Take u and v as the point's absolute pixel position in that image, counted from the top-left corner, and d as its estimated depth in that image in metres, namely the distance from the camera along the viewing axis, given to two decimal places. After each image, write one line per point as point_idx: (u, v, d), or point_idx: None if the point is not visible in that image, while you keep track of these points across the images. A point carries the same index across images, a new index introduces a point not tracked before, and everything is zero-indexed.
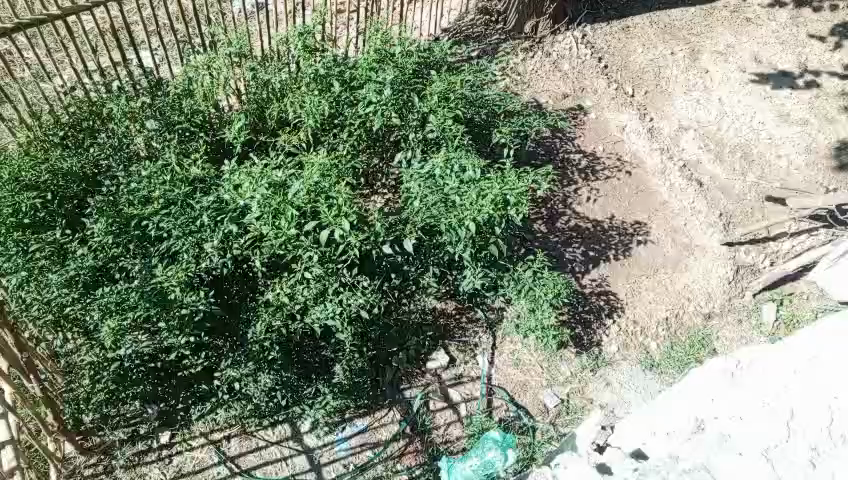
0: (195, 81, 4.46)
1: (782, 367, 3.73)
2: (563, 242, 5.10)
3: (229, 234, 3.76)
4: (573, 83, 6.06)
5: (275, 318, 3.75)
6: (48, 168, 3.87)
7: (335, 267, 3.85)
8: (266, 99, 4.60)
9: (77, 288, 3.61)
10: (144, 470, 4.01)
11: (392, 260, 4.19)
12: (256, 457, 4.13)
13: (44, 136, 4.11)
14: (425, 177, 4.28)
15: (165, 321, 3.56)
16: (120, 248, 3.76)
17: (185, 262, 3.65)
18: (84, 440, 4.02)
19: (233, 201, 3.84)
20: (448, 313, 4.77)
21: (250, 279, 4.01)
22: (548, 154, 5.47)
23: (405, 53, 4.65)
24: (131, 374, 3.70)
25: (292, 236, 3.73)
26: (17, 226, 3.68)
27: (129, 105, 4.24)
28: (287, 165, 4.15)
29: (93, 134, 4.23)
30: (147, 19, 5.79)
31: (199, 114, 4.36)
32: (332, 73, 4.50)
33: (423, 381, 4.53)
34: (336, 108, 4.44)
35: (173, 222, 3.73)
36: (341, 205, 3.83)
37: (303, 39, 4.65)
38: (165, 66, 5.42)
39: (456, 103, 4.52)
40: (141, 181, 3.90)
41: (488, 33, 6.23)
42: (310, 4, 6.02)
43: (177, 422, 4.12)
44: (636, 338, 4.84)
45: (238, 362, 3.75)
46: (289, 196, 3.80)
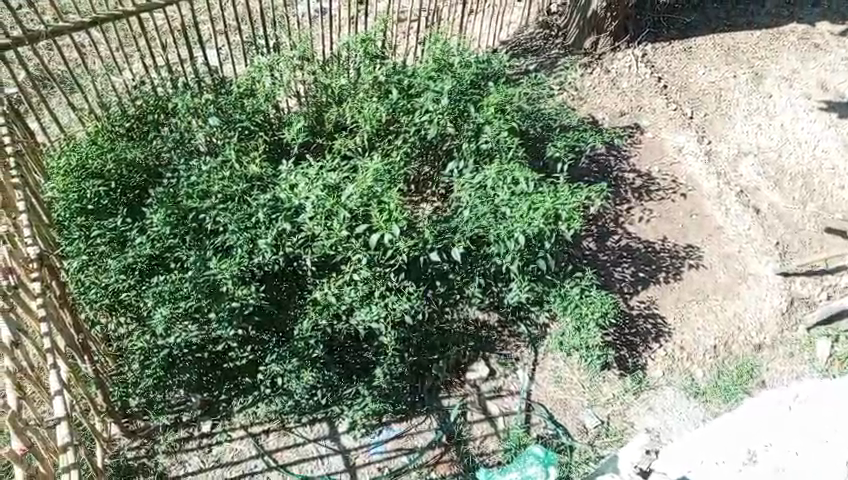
0: (258, 81, 4.57)
1: (821, 409, 4.52)
2: (612, 261, 5.04)
3: (282, 232, 3.84)
4: (631, 101, 5.99)
5: (321, 317, 3.83)
6: (113, 157, 4.00)
7: (383, 271, 3.89)
8: (326, 103, 4.66)
9: (133, 275, 3.74)
10: (184, 457, 4.10)
11: (438, 267, 4.12)
12: (292, 453, 4.17)
13: (112, 126, 4.27)
14: (476, 187, 4.30)
15: (216, 311, 3.68)
16: (176, 239, 3.81)
17: (238, 257, 3.73)
18: (129, 423, 4.14)
19: (288, 200, 3.91)
20: (490, 326, 4.69)
21: (300, 277, 3.98)
22: (602, 172, 5.40)
23: (464, 64, 4.66)
24: (178, 361, 3.84)
25: (343, 238, 3.82)
26: (80, 212, 3.83)
27: (194, 101, 4.38)
28: (342, 168, 4.21)
29: (157, 127, 4.35)
30: (216, 18, 5.96)
31: (260, 114, 4.43)
32: (391, 80, 4.58)
33: (461, 391, 4.52)
34: (393, 115, 4.51)
35: (230, 216, 3.83)
36: (393, 210, 3.88)
37: (365, 46, 4.71)
38: (230, 65, 5.57)
39: (512, 115, 4.52)
40: (201, 175, 3.99)
41: (546, 46, 6.33)
42: (372, 11, 6.09)
43: (218, 413, 4.22)
44: (682, 364, 4.75)
45: (282, 358, 3.82)
46: (343, 198, 3.88)
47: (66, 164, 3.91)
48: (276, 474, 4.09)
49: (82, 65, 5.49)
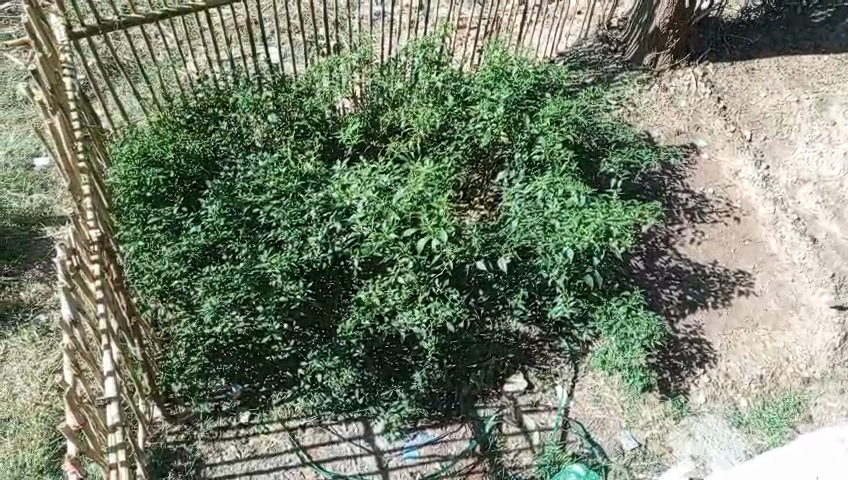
0: (318, 82, 4.65)
1: None
2: (660, 282, 4.95)
3: (333, 230, 3.91)
4: (688, 119, 5.88)
5: (364, 318, 3.86)
6: (173, 147, 4.13)
7: (427, 276, 3.87)
8: (382, 106, 4.71)
9: (185, 264, 3.81)
10: (222, 445, 4.17)
11: (482, 276, 4.11)
12: (327, 450, 4.21)
13: (174, 117, 4.39)
14: (526, 198, 4.27)
15: (264, 304, 3.74)
16: (229, 231, 3.89)
17: (289, 252, 3.81)
18: (171, 408, 4.23)
19: (341, 200, 3.99)
20: (531, 339, 4.67)
21: (346, 276, 4.02)
22: (654, 190, 5.32)
23: (522, 73, 4.62)
24: (222, 351, 3.91)
25: (391, 240, 3.83)
26: (139, 199, 3.94)
27: (254, 96, 4.46)
28: (394, 171, 4.24)
29: (216, 121, 4.45)
30: (280, 16, 6.08)
31: (318, 113, 4.52)
32: (448, 87, 4.59)
33: (497, 402, 4.49)
34: (448, 121, 4.52)
35: (282, 212, 3.90)
36: (442, 216, 3.87)
37: (425, 51, 4.71)
38: (291, 64, 5.69)
39: (567, 127, 4.46)
40: (258, 170, 4.11)
41: (605, 60, 6.27)
42: (433, 17, 6.12)
43: (257, 405, 4.29)
44: (725, 392, 4.63)
45: (324, 355, 3.87)
46: (393, 201, 3.92)
47: (128, 151, 4.06)
48: (310, 470, 4.12)
49: (146, 56, 5.63)
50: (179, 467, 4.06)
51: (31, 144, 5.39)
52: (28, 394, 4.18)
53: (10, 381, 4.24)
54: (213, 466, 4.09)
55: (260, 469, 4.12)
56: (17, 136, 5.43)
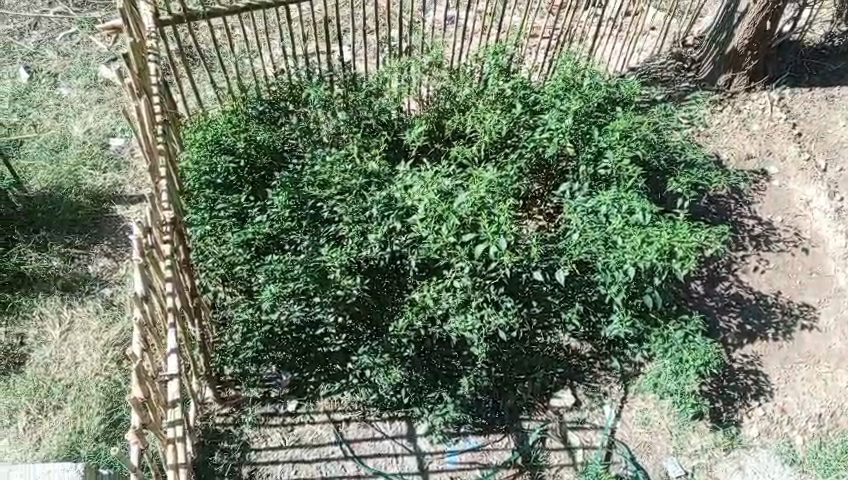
0: (388, 83, 4.72)
1: None
2: (718, 309, 4.83)
3: (392, 229, 3.95)
4: (760, 144, 5.71)
5: (416, 318, 3.88)
6: (245, 136, 4.24)
7: (482, 282, 3.87)
8: (448, 109, 4.69)
9: (250, 250, 3.93)
10: (268, 431, 4.25)
11: (537, 287, 4.04)
12: (369, 446, 4.25)
13: (246, 108, 4.50)
14: (589, 211, 4.19)
15: (321, 296, 3.82)
16: (293, 222, 4.00)
17: (348, 247, 3.87)
18: (221, 390, 4.32)
19: (402, 200, 4.02)
20: (581, 355, 4.60)
21: (401, 275, 4.05)
22: (720, 213, 5.20)
23: (593, 86, 4.58)
24: (276, 339, 3.97)
25: (449, 243, 3.86)
26: (209, 185, 4.09)
27: (326, 93, 4.55)
28: (456, 175, 4.24)
29: (286, 115, 4.57)
30: (354, 14, 6.15)
31: (386, 114, 4.56)
32: (517, 94, 4.53)
33: (543, 416, 4.43)
34: (513, 128, 4.47)
35: (345, 208, 3.98)
36: (502, 223, 3.84)
37: (497, 57, 4.67)
38: (362, 63, 5.77)
39: (637, 143, 4.40)
40: (324, 165, 4.15)
41: (677, 78, 6.15)
42: (506, 25, 6.11)
43: (304, 395, 4.30)
44: (780, 427, 4.48)
45: (374, 351, 3.95)
46: (455, 205, 3.92)
47: (202, 137, 4.19)
48: (351, 464, 4.19)
49: (223, 45, 5.78)
50: (225, 448, 4.16)
51: (108, 124, 5.60)
52: (89, 364, 4.35)
53: (74, 350, 4.41)
54: (258, 450, 4.18)
55: (302, 458, 4.19)
56: (96, 116, 5.65)
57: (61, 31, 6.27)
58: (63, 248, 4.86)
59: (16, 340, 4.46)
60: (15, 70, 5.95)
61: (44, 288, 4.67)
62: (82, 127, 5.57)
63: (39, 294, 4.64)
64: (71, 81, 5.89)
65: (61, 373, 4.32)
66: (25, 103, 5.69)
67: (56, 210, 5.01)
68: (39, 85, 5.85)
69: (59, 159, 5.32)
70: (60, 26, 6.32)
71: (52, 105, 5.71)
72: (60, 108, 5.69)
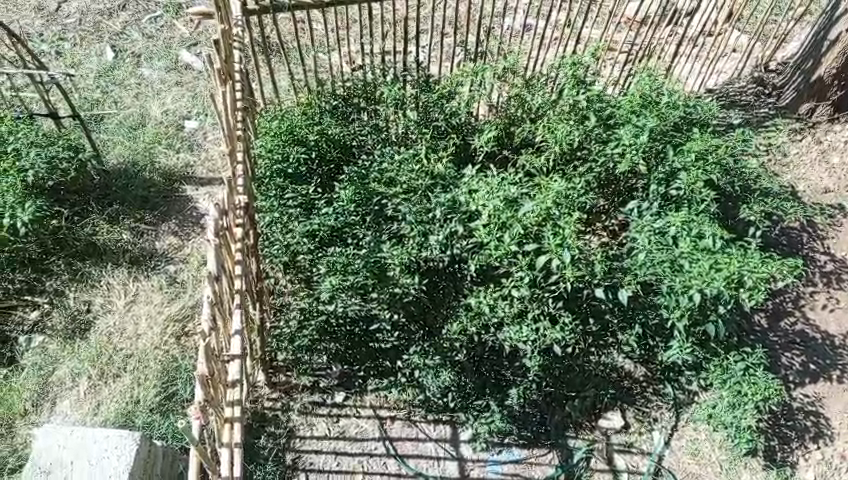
0: (462, 86, 4.71)
1: None
2: (781, 345, 4.66)
3: (454, 233, 3.92)
4: (841, 179, 5.47)
5: (471, 325, 3.87)
6: (318, 129, 4.33)
7: (541, 294, 3.79)
8: (521, 118, 4.65)
9: (315, 241, 4.00)
10: (314, 420, 4.31)
11: (596, 305, 3.98)
12: (412, 447, 4.25)
13: (321, 103, 4.59)
14: (656, 232, 4.12)
15: (378, 292, 3.88)
16: (357, 218, 4.04)
17: (409, 246, 3.89)
18: (273, 374, 4.40)
19: (467, 203, 3.98)
20: (635, 379, 4.51)
21: (458, 280, 4.03)
22: (791, 246, 5.02)
23: (671, 104, 4.48)
24: (332, 330, 4.05)
25: (510, 251, 3.79)
26: (281, 173, 4.18)
27: (399, 92, 4.58)
28: (523, 183, 4.17)
29: (358, 112, 4.65)
30: (432, 16, 6.20)
31: (457, 117, 4.56)
32: (592, 107, 4.44)
33: (590, 435, 4.36)
34: (584, 141, 4.40)
35: (409, 207, 3.99)
36: (566, 236, 3.75)
37: (574, 68, 4.57)
38: (436, 65, 5.82)
39: (713, 167, 4.30)
40: (391, 164, 4.21)
41: (757, 103, 5.95)
42: (583, 37, 6.05)
43: (353, 387, 4.42)
44: (838, 474, 4.28)
45: (425, 352, 3.98)
46: (519, 213, 3.84)
47: (278, 127, 4.31)
48: (393, 462, 4.20)
49: (302, 39, 5.91)
50: (271, 432, 4.22)
51: (185, 107, 5.78)
52: (149, 337, 4.48)
53: (136, 322, 4.56)
54: (303, 438, 4.24)
55: (345, 451, 4.23)
56: (174, 98, 5.83)
57: (147, 13, 6.50)
58: (132, 223, 5.01)
59: (83, 306, 4.63)
60: (102, 48, 6.18)
61: (113, 260, 4.84)
62: (160, 108, 5.75)
63: (108, 265, 4.81)
64: (153, 62, 6.10)
65: (123, 343, 4.47)
66: (109, 80, 5.92)
67: (130, 186, 5.18)
68: (123, 64, 6.07)
69: (136, 137, 5.51)
70: (147, 9, 6.56)
71: (134, 84, 5.91)
72: (141, 88, 5.89)
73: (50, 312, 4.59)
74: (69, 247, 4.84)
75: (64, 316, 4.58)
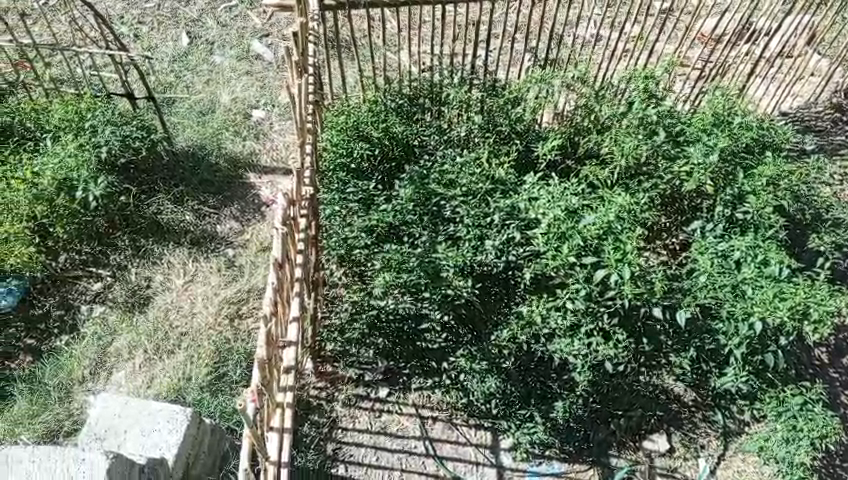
0: (529, 92, 4.66)
1: None
2: (842, 383, 4.49)
3: (511, 239, 3.92)
4: None
5: (521, 333, 3.82)
6: (384, 127, 4.37)
7: (596, 309, 3.73)
8: (587, 128, 4.61)
9: (371, 236, 4.03)
10: (356, 413, 4.34)
11: (651, 325, 3.88)
12: (451, 449, 4.25)
13: (387, 100, 4.63)
14: (718, 255, 4.03)
15: (431, 292, 3.86)
16: (415, 216, 4.03)
17: (464, 250, 3.88)
18: (320, 364, 4.46)
19: (527, 211, 3.97)
20: (684, 403, 4.40)
21: (511, 287, 3.99)
22: None
23: (744, 125, 4.37)
24: (381, 326, 4.10)
25: (568, 263, 3.73)
26: (344, 167, 4.24)
27: (465, 95, 4.58)
28: (586, 195, 4.12)
29: (423, 111, 4.68)
30: (503, 21, 6.20)
31: (522, 123, 4.54)
32: (662, 122, 4.35)
33: (633, 456, 4.28)
34: (651, 156, 4.30)
35: (467, 210, 3.99)
36: (627, 252, 3.73)
37: (646, 82, 4.49)
38: (503, 70, 5.81)
39: (784, 193, 4.21)
40: (454, 165, 4.21)
41: (833, 130, 5.77)
42: (655, 51, 5.95)
43: (397, 384, 4.46)
44: None
45: (473, 356, 3.95)
46: (580, 225, 3.82)
47: (344, 122, 4.38)
48: (432, 462, 4.21)
49: (373, 37, 5.98)
50: (315, 421, 4.28)
51: (253, 96, 5.90)
52: (205, 317, 4.60)
53: (192, 301, 4.69)
54: (345, 430, 4.28)
55: (385, 446, 4.25)
56: (243, 86, 5.97)
57: (223, 2, 6.66)
58: (196, 205, 5.15)
59: (143, 282, 4.78)
60: (178, 34, 6.36)
61: (175, 239, 4.98)
62: (229, 95, 5.89)
63: (170, 244, 4.95)
64: (226, 50, 6.25)
65: (179, 320, 4.60)
66: (183, 65, 6.09)
67: (196, 169, 5.32)
68: (197, 50, 6.24)
69: (204, 122, 5.66)
70: None
71: (205, 70, 6.07)
72: (212, 75, 6.04)
73: (113, 285, 4.75)
74: (134, 224, 4.99)
75: (125, 290, 4.73)
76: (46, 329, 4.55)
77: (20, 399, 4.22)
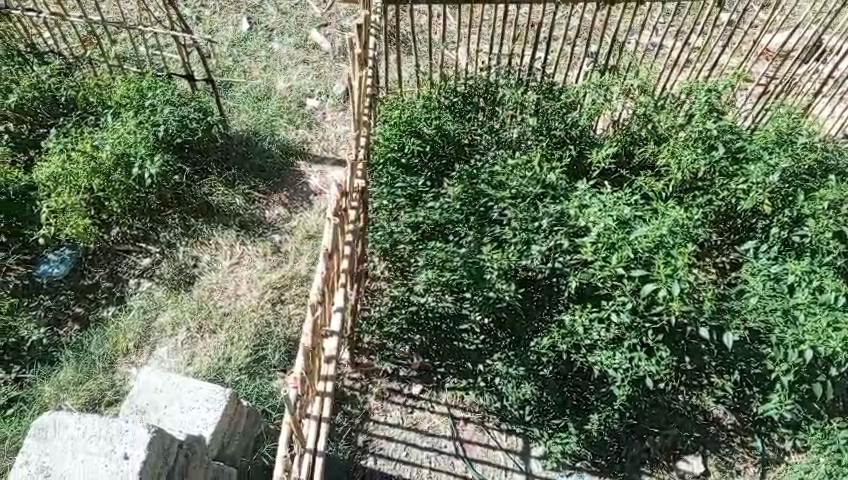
0: (588, 97, 4.58)
1: None
2: None
3: (557, 246, 3.84)
4: None
5: (561, 341, 3.78)
6: (437, 124, 4.37)
7: (641, 324, 3.65)
8: (644, 138, 4.49)
9: (417, 233, 4.09)
10: (389, 407, 4.36)
11: (696, 345, 3.80)
12: (481, 452, 4.23)
13: (441, 97, 4.62)
14: (770, 278, 3.95)
15: (472, 293, 3.87)
16: (461, 215, 4.04)
17: (509, 253, 3.82)
18: (356, 355, 4.47)
19: (577, 218, 3.90)
20: (722, 426, 4.27)
21: (554, 293, 3.90)
22: None
23: (807, 146, 4.26)
24: (420, 322, 4.13)
25: (615, 274, 3.69)
26: (395, 163, 4.30)
27: (522, 97, 4.55)
28: (639, 206, 4.04)
29: (476, 110, 4.63)
30: (562, 26, 6.15)
31: (578, 128, 4.48)
32: (721, 137, 4.25)
33: (666, 476, 4.15)
34: (708, 172, 4.20)
35: (516, 213, 3.94)
36: (678, 268, 3.65)
37: (709, 95, 4.38)
38: (560, 75, 5.74)
39: (845, 219, 4.11)
40: (504, 167, 4.17)
41: None
42: (718, 64, 5.82)
43: (431, 382, 4.45)
44: None
45: (510, 362, 3.95)
46: (630, 236, 3.75)
47: (397, 117, 4.42)
48: (460, 463, 4.19)
49: (426, 32, 6.01)
50: (347, 412, 4.30)
51: (308, 85, 5.95)
52: (249, 299, 4.68)
53: (237, 283, 4.77)
54: (376, 423, 4.30)
55: (415, 443, 4.25)
56: (299, 75, 6.03)
57: None
58: (247, 189, 5.23)
59: (190, 261, 4.87)
60: (238, 19, 6.45)
61: (224, 222, 5.06)
62: (285, 83, 5.96)
63: (218, 226, 5.04)
64: (284, 38, 6.32)
65: (223, 301, 4.69)
66: (242, 50, 6.18)
67: (249, 153, 5.40)
68: (256, 36, 6.32)
69: (259, 107, 5.73)
70: None
71: (263, 56, 6.15)
72: (269, 61, 6.12)
73: (161, 261, 4.86)
74: (186, 204, 5.08)
75: (172, 267, 4.82)
76: (94, 298, 4.69)
77: (66, 365, 4.35)
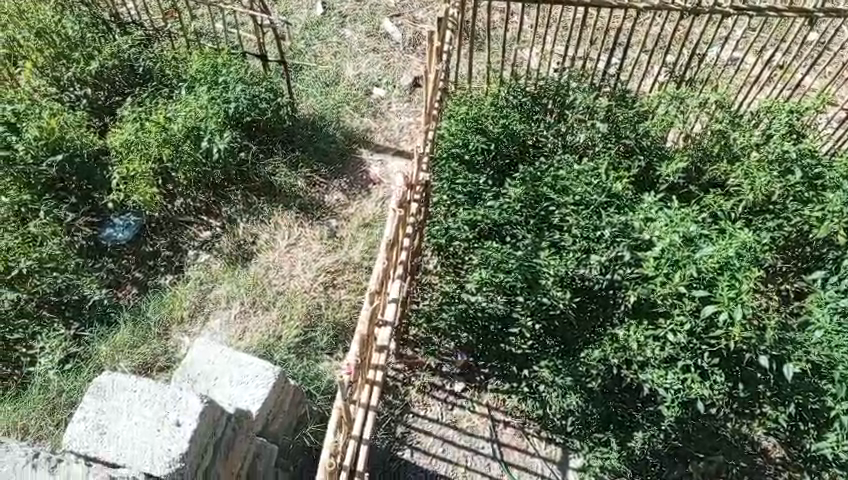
0: (662, 108, 4.46)
1: None
2: None
3: (619, 257, 3.78)
4: None
5: (612, 355, 3.73)
6: (503, 124, 4.34)
7: (697, 346, 3.57)
8: (716, 156, 4.35)
9: (474, 232, 4.05)
10: (430, 402, 4.37)
11: (752, 372, 3.64)
12: (519, 457, 4.20)
13: (508, 97, 4.58)
14: (836, 311, 3.83)
15: (525, 297, 3.84)
16: (521, 217, 4.03)
17: (567, 260, 3.81)
18: (402, 346, 4.49)
19: (640, 231, 3.84)
20: (771, 458, 4.22)
21: (610, 305, 3.86)
22: None
23: None
24: (469, 321, 4.07)
25: (676, 292, 3.60)
26: (457, 158, 4.26)
27: (592, 103, 4.49)
28: (706, 225, 3.92)
29: (543, 112, 4.56)
30: (638, 33, 6.01)
31: (648, 138, 4.34)
32: (800, 161, 4.07)
33: None
34: (782, 195, 4.04)
35: (577, 220, 3.89)
36: (742, 293, 3.52)
37: (790, 116, 4.24)
38: (632, 83, 5.62)
39: None
40: (569, 172, 4.10)
41: None
42: (800, 86, 5.60)
43: (475, 381, 4.43)
44: None
45: (557, 371, 3.87)
46: (694, 256, 3.64)
47: (465, 112, 4.42)
48: (496, 466, 4.17)
49: (499, 29, 5.96)
50: (388, 401, 4.33)
51: (375, 74, 5.98)
52: (303, 280, 4.75)
53: (292, 263, 4.85)
54: (416, 416, 4.31)
55: (453, 440, 4.25)
56: (368, 63, 6.06)
57: None
58: (308, 172, 5.29)
59: (249, 238, 4.96)
60: (313, 3, 6.52)
61: (285, 202, 5.15)
62: (354, 70, 6.00)
63: (278, 206, 5.12)
64: (356, 25, 6.36)
65: (277, 280, 4.76)
66: (313, 34, 6.23)
67: (312, 137, 5.46)
68: (328, 21, 6.36)
69: (326, 93, 5.79)
70: None
71: (334, 42, 6.20)
72: (339, 47, 6.16)
73: (220, 236, 4.97)
74: (249, 182, 5.17)
75: (231, 243, 4.92)
76: (154, 265, 4.84)
77: (123, 327, 4.49)
